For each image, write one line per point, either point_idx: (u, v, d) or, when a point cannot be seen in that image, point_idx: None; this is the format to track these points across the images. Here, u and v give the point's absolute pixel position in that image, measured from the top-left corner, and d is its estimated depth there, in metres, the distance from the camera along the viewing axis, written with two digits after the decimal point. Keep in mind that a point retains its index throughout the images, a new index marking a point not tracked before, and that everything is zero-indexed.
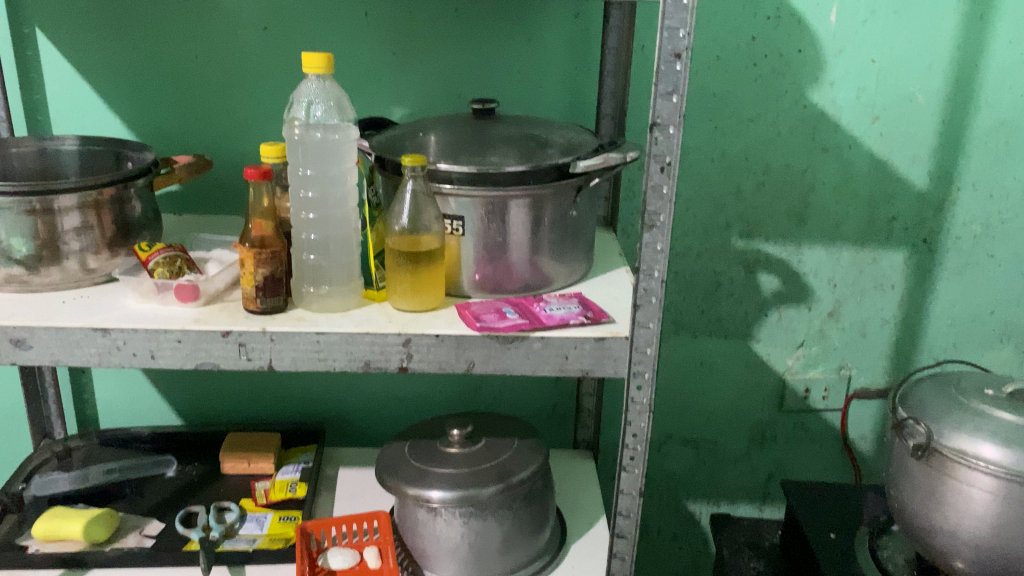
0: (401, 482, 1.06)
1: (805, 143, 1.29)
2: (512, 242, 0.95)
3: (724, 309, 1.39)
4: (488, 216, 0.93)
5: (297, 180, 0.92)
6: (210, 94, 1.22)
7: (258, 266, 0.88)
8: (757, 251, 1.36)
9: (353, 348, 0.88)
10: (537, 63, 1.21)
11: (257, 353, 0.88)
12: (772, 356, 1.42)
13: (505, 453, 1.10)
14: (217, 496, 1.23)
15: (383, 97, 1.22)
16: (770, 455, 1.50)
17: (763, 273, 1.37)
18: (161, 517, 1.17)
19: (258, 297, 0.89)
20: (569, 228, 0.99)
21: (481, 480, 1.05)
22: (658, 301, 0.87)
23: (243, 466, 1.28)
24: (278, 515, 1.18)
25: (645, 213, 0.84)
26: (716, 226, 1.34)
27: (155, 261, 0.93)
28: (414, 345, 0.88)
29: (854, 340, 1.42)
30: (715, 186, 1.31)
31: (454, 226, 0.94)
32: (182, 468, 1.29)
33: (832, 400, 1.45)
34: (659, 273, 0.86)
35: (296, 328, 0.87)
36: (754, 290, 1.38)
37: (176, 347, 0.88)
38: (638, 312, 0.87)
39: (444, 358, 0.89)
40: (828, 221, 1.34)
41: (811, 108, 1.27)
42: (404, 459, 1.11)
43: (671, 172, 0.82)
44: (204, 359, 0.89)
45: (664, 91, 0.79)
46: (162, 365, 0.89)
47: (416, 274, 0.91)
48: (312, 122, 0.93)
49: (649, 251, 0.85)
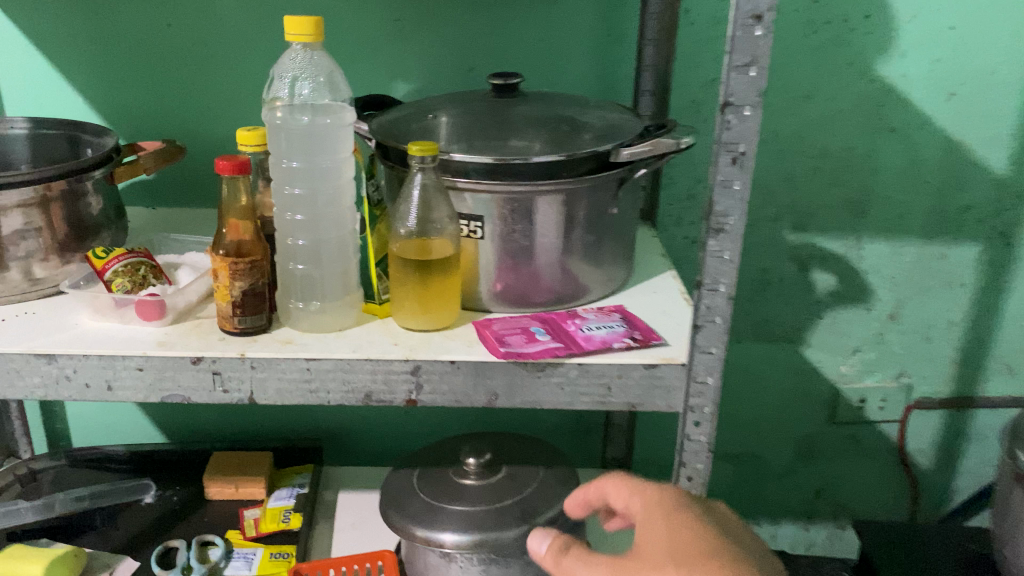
0: (409, 521, 0.91)
1: (869, 123, 1.12)
2: (540, 246, 0.79)
3: (772, 312, 1.23)
4: (512, 216, 0.78)
5: (281, 173, 0.74)
6: (185, 69, 1.06)
7: (234, 279, 0.73)
8: (811, 246, 1.19)
9: (350, 377, 0.74)
10: (561, 31, 1.05)
11: (235, 384, 0.74)
12: (824, 363, 1.27)
13: (529, 488, 0.95)
14: (201, 527, 1.08)
15: (384, 70, 1.06)
16: (819, 471, 1.34)
17: (817, 271, 1.21)
18: (136, 554, 1.03)
19: (236, 315, 0.74)
20: (607, 228, 0.83)
21: (502, 522, 0.90)
22: (723, 322, 0.72)
23: (229, 491, 1.13)
24: (269, 552, 1.03)
25: (711, 216, 0.68)
26: (765, 218, 1.17)
27: (112, 271, 0.78)
28: (425, 374, 0.73)
29: (917, 344, 1.26)
30: (765, 172, 1.14)
31: (471, 228, 0.79)
32: (162, 493, 1.14)
33: (889, 411, 1.30)
34: (725, 288, 0.71)
35: (281, 354, 0.73)
36: (806, 289, 1.22)
37: (138, 376, 0.73)
38: (697, 333, 0.72)
39: (461, 390, 0.74)
40: (892, 213, 1.18)
41: (878, 82, 1.10)
42: (412, 492, 0.96)
43: (745, 164, 0.66)
44: (171, 391, 0.74)
45: (739, 63, 0.63)
46: (121, 397, 0.74)
47: (425, 286, 0.75)
48: (297, 104, 0.74)
49: (714, 261, 0.70)
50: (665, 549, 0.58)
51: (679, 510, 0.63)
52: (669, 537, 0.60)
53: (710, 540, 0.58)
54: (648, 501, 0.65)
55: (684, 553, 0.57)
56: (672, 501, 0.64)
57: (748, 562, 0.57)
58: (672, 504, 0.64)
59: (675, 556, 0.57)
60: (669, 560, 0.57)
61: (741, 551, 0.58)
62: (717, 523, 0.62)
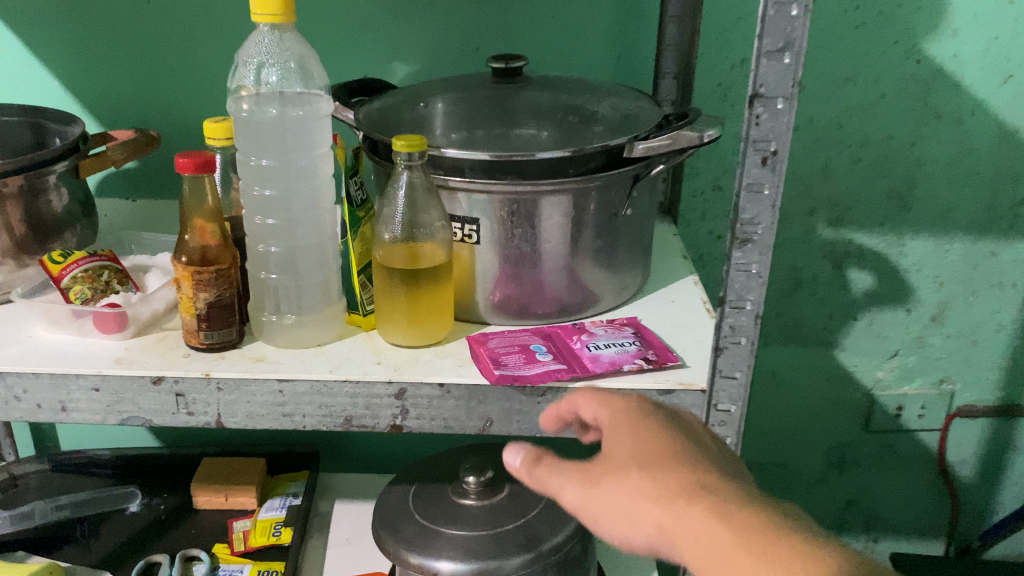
0: (403, 547, 0.83)
1: (914, 109, 1.02)
2: (544, 252, 0.71)
3: (803, 313, 1.14)
4: (512, 219, 0.69)
5: (250, 172, 0.66)
6: (169, 50, 0.99)
7: (199, 290, 0.65)
8: (847, 243, 1.09)
9: (327, 401, 0.66)
10: (575, 8, 0.95)
11: (201, 407, 0.66)
12: (859, 368, 1.17)
13: (534, 510, 0.87)
14: (188, 540, 1.01)
15: (382, 51, 0.97)
16: (851, 481, 1.25)
17: (853, 270, 1.11)
18: (117, 570, 0.96)
19: (202, 330, 0.67)
20: (619, 231, 0.74)
21: (502, 549, 0.82)
22: (749, 343, 0.63)
23: (220, 501, 1.06)
24: (257, 569, 0.96)
25: (736, 224, 0.59)
26: (798, 212, 1.07)
27: (71, 278, 0.71)
28: (411, 398, 0.65)
29: (961, 349, 1.16)
30: (798, 163, 1.04)
31: (466, 232, 0.70)
32: (148, 501, 1.07)
33: (928, 419, 1.20)
34: (751, 305, 0.62)
35: (250, 375, 0.65)
36: (841, 289, 1.12)
37: (94, 397, 0.66)
38: (719, 356, 0.64)
39: (452, 416, 0.66)
40: (937, 207, 1.08)
41: (925, 63, 0.99)
42: (407, 512, 0.88)
43: (776, 166, 0.57)
44: (130, 413, 0.67)
45: (772, 47, 0.54)
46: (77, 419, 0.67)
47: (414, 299, 0.67)
48: (264, 94, 0.65)
49: (740, 276, 0.61)
50: (634, 458, 0.50)
51: (654, 420, 0.53)
52: (638, 446, 0.50)
53: (683, 447, 0.50)
54: (619, 411, 0.55)
55: (654, 459, 0.49)
56: (648, 411, 0.54)
57: (722, 469, 0.49)
58: (647, 413, 0.54)
59: (643, 462, 0.49)
60: (634, 466, 0.49)
61: (719, 464, 0.49)
62: (694, 434, 0.52)
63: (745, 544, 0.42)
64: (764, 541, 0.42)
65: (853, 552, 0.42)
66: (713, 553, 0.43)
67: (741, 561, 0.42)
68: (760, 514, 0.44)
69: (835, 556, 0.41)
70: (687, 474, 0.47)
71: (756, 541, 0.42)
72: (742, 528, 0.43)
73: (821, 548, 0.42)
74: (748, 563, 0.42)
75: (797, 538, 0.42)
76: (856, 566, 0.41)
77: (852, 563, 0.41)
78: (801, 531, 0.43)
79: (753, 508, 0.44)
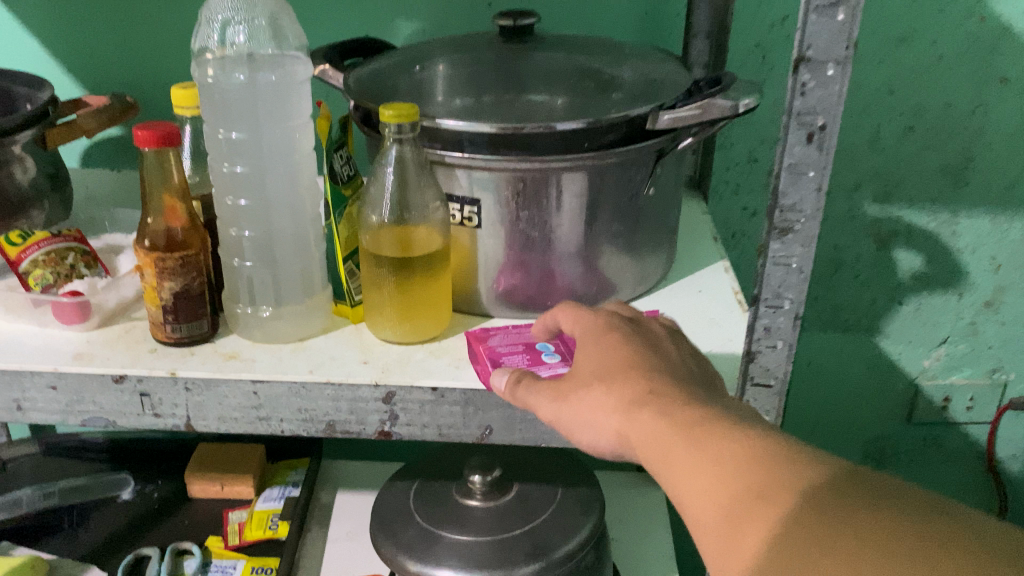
0: (400, 553, 0.76)
1: (976, 73, 0.91)
2: (554, 237, 0.62)
3: (843, 296, 1.05)
4: (518, 199, 0.61)
5: (219, 146, 0.59)
6: (156, 7, 0.91)
7: (163, 279, 0.58)
8: (895, 221, 1.00)
9: (307, 404, 0.59)
10: None
11: (168, 408, 0.59)
12: (903, 357, 1.08)
13: (543, 515, 0.80)
14: (180, 531, 0.96)
15: (386, 8, 0.89)
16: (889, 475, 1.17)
17: (901, 250, 1.01)
18: (104, 563, 0.90)
19: (168, 323, 0.60)
20: (640, 214, 0.65)
21: (509, 558, 0.75)
22: (787, 347, 0.55)
23: (215, 489, 1.00)
24: (250, 565, 0.91)
25: (775, 211, 0.51)
26: (841, 186, 0.98)
27: (30, 262, 0.64)
28: (400, 403, 0.58)
29: (1016, 337, 1.06)
30: (843, 132, 0.95)
31: (466, 213, 0.62)
32: (140, 489, 1.01)
33: (978, 412, 1.11)
34: (791, 304, 0.53)
35: (221, 375, 0.58)
36: (886, 270, 1.03)
37: (51, 396, 0.60)
38: (752, 361, 0.55)
39: (447, 423, 0.58)
40: (997, 182, 0.97)
41: (990, 21, 0.89)
42: (407, 513, 0.82)
43: (824, 143, 0.48)
44: (91, 414, 0.60)
45: (823, 1, 0.45)
46: (34, 420, 0.61)
47: (405, 290, 0.59)
48: (231, 55, 0.58)
49: (778, 271, 0.52)
50: (598, 371, 0.52)
51: (621, 331, 0.55)
52: (602, 358, 0.53)
53: (643, 355, 0.52)
54: (589, 324, 0.57)
55: (613, 368, 0.52)
56: (616, 322, 0.56)
57: (679, 375, 0.51)
58: (614, 324, 0.56)
59: (606, 373, 0.52)
60: (596, 380, 0.52)
61: (675, 368, 0.52)
62: (658, 341, 0.55)
63: (688, 439, 0.46)
64: (705, 435, 0.46)
65: (789, 437, 0.45)
66: (658, 445, 0.47)
67: (685, 455, 0.46)
68: (705, 416, 0.47)
69: (769, 442, 0.44)
70: (642, 382, 0.50)
71: (695, 432, 0.46)
72: (687, 425, 0.47)
73: (755, 436, 0.45)
74: (685, 453, 0.46)
75: (735, 430, 0.46)
76: (786, 449, 0.44)
77: (784, 446, 0.44)
78: (741, 424, 0.46)
79: (699, 410, 0.48)
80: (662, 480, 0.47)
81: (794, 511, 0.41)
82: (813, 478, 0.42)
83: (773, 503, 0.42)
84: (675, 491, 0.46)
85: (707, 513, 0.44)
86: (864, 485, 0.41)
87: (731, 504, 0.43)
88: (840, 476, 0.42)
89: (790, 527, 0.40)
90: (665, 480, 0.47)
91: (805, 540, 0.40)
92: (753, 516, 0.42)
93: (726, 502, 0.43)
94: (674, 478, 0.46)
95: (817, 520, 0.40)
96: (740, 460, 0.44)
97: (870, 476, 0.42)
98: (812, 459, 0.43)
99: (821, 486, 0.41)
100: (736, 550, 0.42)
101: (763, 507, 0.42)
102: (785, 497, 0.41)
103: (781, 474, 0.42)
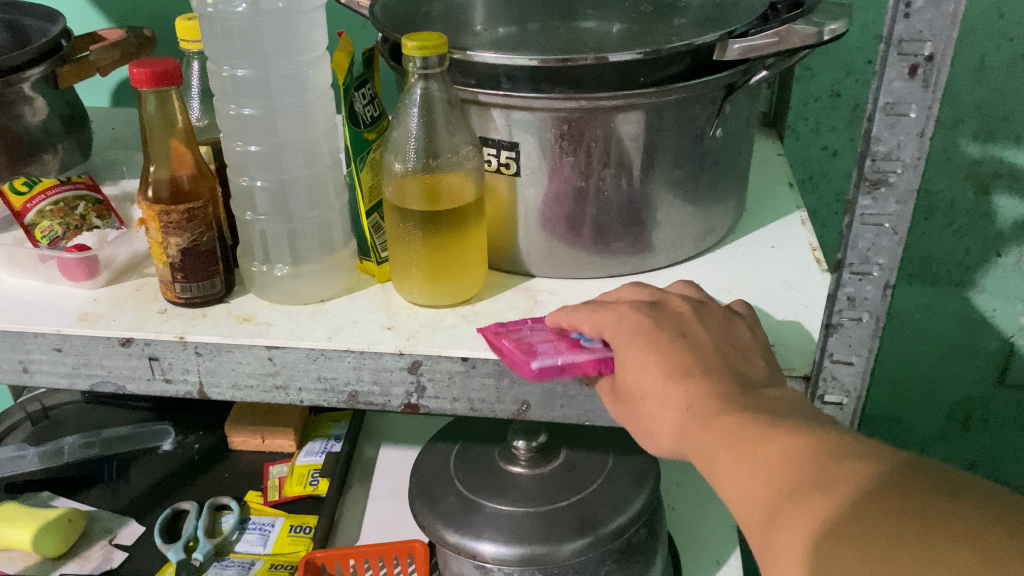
0: (439, 522, 0.72)
1: None
2: (605, 188, 0.55)
3: (933, 245, 0.95)
4: (563, 143, 0.53)
5: (225, 85, 0.53)
6: None
7: (168, 234, 0.53)
8: (997, 162, 0.88)
9: (326, 372, 0.53)
10: None
11: (180, 374, 0.54)
12: (999, 314, 0.98)
13: (592, 485, 0.74)
14: (220, 484, 0.93)
15: None
16: (976, 440, 1.08)
17: (1002, 195, 0.90)
18: (143, 516, 0.88)
19: (177, 283, 0.54)
20: (703, 159, 0.57)
21: (554, 532, 0.69)
22: (873, 320, 0.47)
23: (255, 442, 0.97)
24: (288, 524, 0.87)
25: (866, 160, 0.42)
26: (936, 123, 0.87)
27: (37, 214, 0.60)
28: (427, 372, 0.52)
29: None
30: None
31: (503, 160, 0.55)
32: (182, 440, 0.98)
33: None
34: (881, 271, 0.45)
35: (233, 338, 0.53)
36: (983, 218, 0.92)
37: (57, 359, 0.55)
38: (831, 336, 0.48)
39: (480, 395, 0.52)
40: None
41: None
42: (447, 478, 0.76)
43: (930, 77, 0.39)
44: (99, 378, 0.55)
45: None
46: (42, 382, 0.56)
47: (433, 250, 0.53)
48: None
49: (868, 232, 0.44)
50: (639, 388, 0.45)
51: (648, 329, 0.47)
52: (635, 357, 0.46)
53: (685, 345, 0.46)
54: (613, 322, 0.48)
55: (647, 372, 0.45)
56: (642, 313, 0.48)
57: (738, 371, 0.45)
58: (639, 316, 0.48)
59: (643, 374, 0.45)
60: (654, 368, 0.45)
61: (731, 359, 0.46)
62: (688, 327, 0.47)
63: (730, 440, 0.40)
64: (748, 436, 0.40)
65: (848, 432, 0.39)
66: (704, 447, 0.41)
67: (730, 459, 0.40)
68: (748, 416, 0.41)
69: (820, 441, 0.38)
70: (685, 376, 0.44)
71: (743, 434, 0.40)
72: (735, 424, 0.41)
73: (801, 433, 0.39)
74: (730, 456, 0.40)
75: (783, 427, 0.40)
76: (840, 447, 0.37)
77: (839, 444, 0.38)
78: (790, 422, 0.40)
79: (741, 409, 0.42)
80: (713, 482, 0.41)
81: (841, 518, 0.34)
82: (865, 479, 0.35)
83: (817, 507, 0.35)
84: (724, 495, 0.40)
85: (751, 519, 0.38)
86: (926, 486, 0.34)
87: (771, 507, 0.37)
88: (902, 474, 0.35)
89: (835, 540, 0.34)
90: (712, 486, 0.41)
91: (849, 548, 0.33)
92: (791, 520, 0.36)
93: (768, 507, 0.37)
94: (723, 482, 0.40)
95: (867, 526, 0.34)
96: (781, 461, 0.38)
97: (939, 474, 0.35)
98: (870, 457, 0.36)
99: (875, 491, 0.35)
100: (779, 563, 0.36)
101: (804, 511, 0.35)
102: (834, 504, 0.35)
103: (833, 476, 0.36)
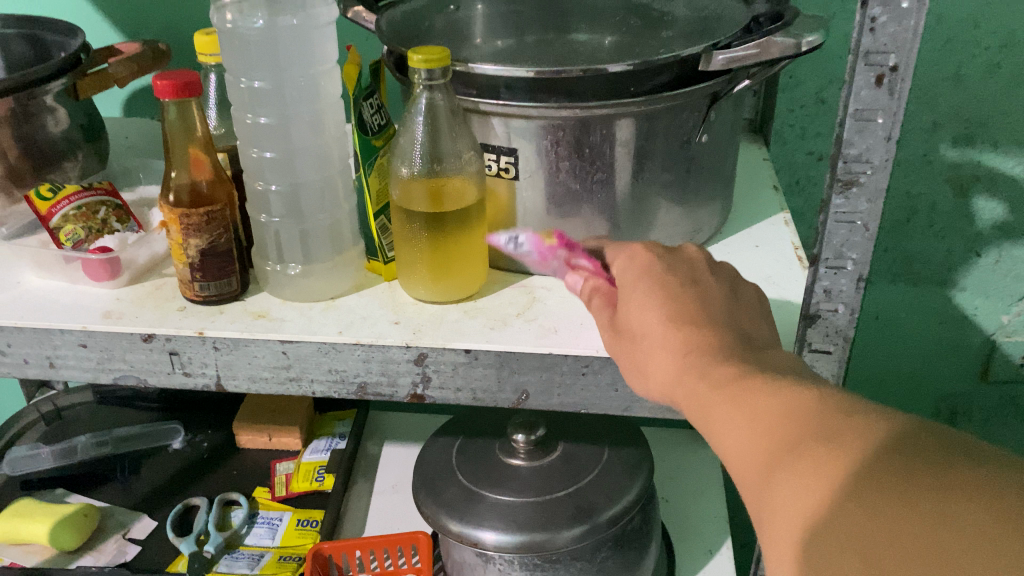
0: (443, 512, 0.75)
1: None
2: (598, 190, 0.58)
3: (916, 245, 0.98)
4: (559, 148, 0.56)
5: (242, 96, 0.57)
6: None
7: (188, 235, 0.56)
8: (975, 166, 0.92)
9: (337, 365, 0.56)
10: None
11: (198, 368, 0.57)
12: (980, 312, 1.01)
13: (589, 476, 0.77)
14: (228, 480, 0.96)
15: None
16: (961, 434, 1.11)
17: (981, 198, 0.94)
18: (155, 511, 0.91)
19: (195, 281, 0.58)
20: (691, 163, 0.61)
21: (553, 519, 0.72)
22: (848, 311, 0.50)
23: (262, 441, 0.99)
24: (296, 518, 0.90)
25: (839, 162, 0.46)
26: (917, 128, 0.91)
27: (61, 218, 0.63)
28: (432, 364, 0.55)
29: None
30: (922, 69, 0.87)
31: (502, 164, 0.58)
32: (191, 438, 1.01)
33: None
34: (854, 265, 0.49)
35: (248, 334, 0.56)
36: (963, 219, 0.96)
37: (82, 354, 0.58)
38: (810, 326, 0.51)
39: (482, 385, 0.55)
40: None
41: None
42: (450, 470, 0.80)
43: (895, 86, 0.43)
44: (122, 372, 0.58)
45: None
46: (67, 377, 0.59)
47: (437, 247, 0.56)
48: None
49: (841, 229, 0.48)
50: (642, 328, 0.47)
51: (655, 271, 0.50)
52: (641, 305, 0.48)
53: (689, 296, 0.48)
54: (627, 264, 0.51)
55: (654, 324, 0.47)
56: (656, 260, 0.51)
57: (740, 334, 0.46)
58: (653, 260, 0.51)
59: (649, 326, 0.47)
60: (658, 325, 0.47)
61: (732, 321, 0.48)
62: (699, 276, 0.50)
63: (729, 394, 0.41)
64: (748, 390, 0.41)
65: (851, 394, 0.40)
66: (705, 402, 0.42)
67: (731, 412, 0.41)
68: (750, 374, 0.42)
69: (822, 399, 0.39)
70: (687, 329, 0.46)
71: (742, 389, 0.41)
72: (735, 380, 0.42)
73: (802, 388, 0.40)
74: (731, 409, 0.41)
75: (783, 384, 0.41)
76: (842, 405, 0.38)
77: (842, 403, 0.38)
78: (789, 379, 0.41)
79: (740, 364, 0.43)
80: (712, 438, 0.42)
81: (841, 469, 0.35)
82: (868, 435, 0.36)
83: (818, 457, 0.36)
84: (723, 449, 0.41)
85: (750, 471, 0.39)
86: (930, 442, 0.35)
87: (771, 458, 0.38)
88: (907, 432, 0.36)
89: (835, 491, 0.35)
90: (712, 443, 0.42)
91: (848, 497, 0.34)
92: (790, 471, 0.37)
93: (767, 458, 0.38)
94: (723, 437, 0.41)
95: (868, 475, 0.34)
96: (781, 414, 0.39)
97: (946, 435, 0.35)
98: (874, 416, 0.37)
99: (878, 445, 0.35)
100: (777, 513, 0.37)
101: (805, 461, 0.36)
102: (836, 456, 0.36)
103: (836, 432, 0.37)
